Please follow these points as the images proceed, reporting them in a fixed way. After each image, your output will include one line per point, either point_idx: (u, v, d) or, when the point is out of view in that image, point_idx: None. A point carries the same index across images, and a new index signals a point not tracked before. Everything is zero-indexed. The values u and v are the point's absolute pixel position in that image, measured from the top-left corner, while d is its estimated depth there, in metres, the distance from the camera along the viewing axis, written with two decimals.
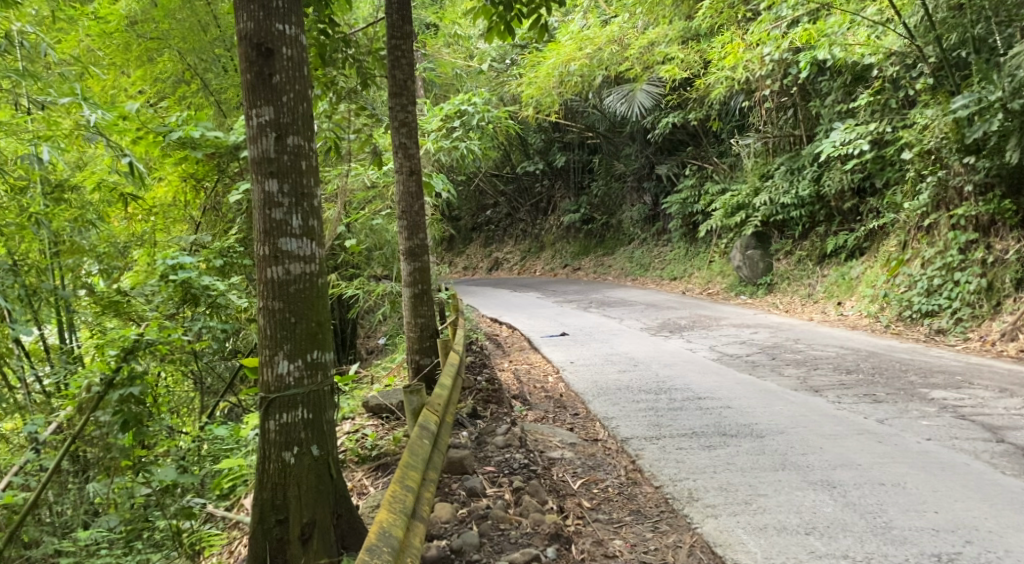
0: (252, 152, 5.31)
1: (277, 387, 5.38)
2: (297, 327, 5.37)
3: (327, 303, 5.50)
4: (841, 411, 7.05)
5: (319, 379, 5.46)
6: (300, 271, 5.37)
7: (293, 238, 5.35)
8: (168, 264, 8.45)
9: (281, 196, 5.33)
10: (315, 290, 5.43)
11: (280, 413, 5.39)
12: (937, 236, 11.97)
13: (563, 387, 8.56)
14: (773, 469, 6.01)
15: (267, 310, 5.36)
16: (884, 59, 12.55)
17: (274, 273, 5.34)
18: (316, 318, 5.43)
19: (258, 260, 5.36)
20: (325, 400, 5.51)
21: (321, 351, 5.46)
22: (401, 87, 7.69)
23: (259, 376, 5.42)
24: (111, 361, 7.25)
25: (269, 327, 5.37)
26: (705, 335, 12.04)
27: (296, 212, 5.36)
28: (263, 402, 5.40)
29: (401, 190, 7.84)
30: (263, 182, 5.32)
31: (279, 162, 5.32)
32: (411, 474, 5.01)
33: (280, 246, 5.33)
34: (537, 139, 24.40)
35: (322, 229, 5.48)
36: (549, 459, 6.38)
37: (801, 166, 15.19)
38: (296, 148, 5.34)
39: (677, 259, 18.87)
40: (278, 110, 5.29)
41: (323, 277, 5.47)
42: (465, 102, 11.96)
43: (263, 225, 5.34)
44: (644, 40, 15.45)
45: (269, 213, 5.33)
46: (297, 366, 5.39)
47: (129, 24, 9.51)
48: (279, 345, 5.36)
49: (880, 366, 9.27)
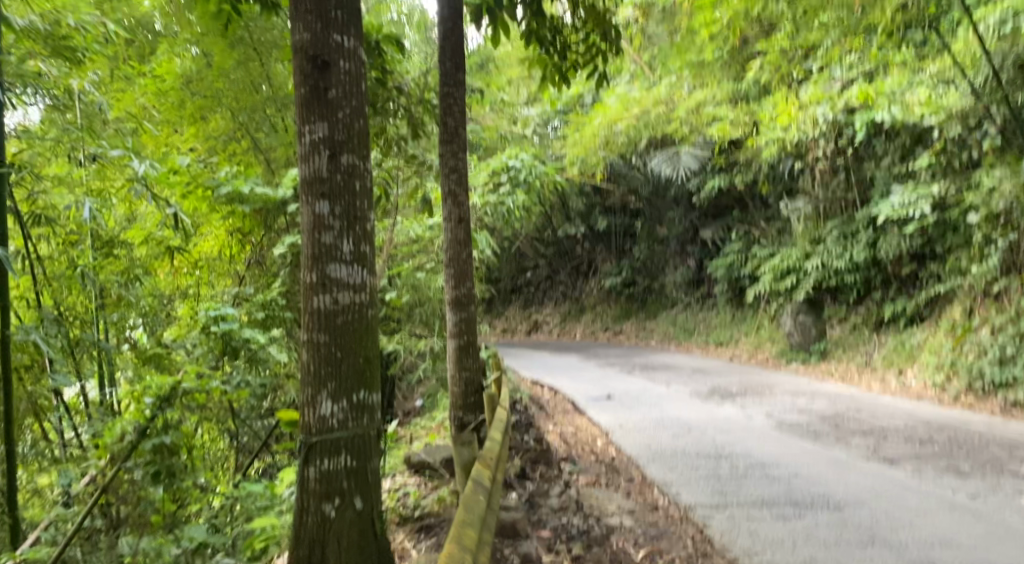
0: (303, 171, 5.01)
1: (320, 429, 4.99)
2: (343, 364, 4.99)
3: (377, 339, 5.14)
4: (925, 484, 6.48)
5: (365, 423, 5.07)
6: (349, 302, 5.02)
7: (343, 266, 5.01)
8: (210, 314, 8.15)
9: (333, 218, 5.00)
10: (365, 323, 5.07)
11: (322, 459, 5.00)
12: (1008, 303, 11.36)
13: (615, 450, 8.05)
14: (861, 544, 5.45)
15: (312, 343, 5.00)
16: (946, 120, 11.89)
17: (321, 303, 4.98)
18: (365, 354, 5.06)
19: (305, 288, 5.01)
20: (370, 445, 5.11)
21: (368, 391, 5.07)
22: (452, 134, 7.40)
23: (300, 418, 5.04)
24: (148, 408, 7.00)
25: (313, 362, 5.00)
26: (759, 402, 11.46)
27: (347, 236, 5.03)
28: (304, 445, 5.01)
29: (450, 239, 7.51)
30: (313, 203, 5.00)
31: (331, 182, 5.00)
32: (469, 533, 4.52)
33: (328, 274, 4.99)
34: (578, 202, 24.17)
35: (374, 257, 5.14)
36: (607, 527, 5.88)
37: (855, 231, 14.59)
38: (350, 167, 5.03)
39: (723, 324, 18.30)
40: (333, 126, 4.99)
41: (373, 308, 5.12)
42: (513, 158, 11.73)
43: (311, 250, 5.01)
44: (694, 101, 15.03)
45: (318, 237, 4.99)
46: (342, 407, 5.00)
47: (184, 82, 9.18)
48: (323, 383, 4.98)
49: (955, 438, 8.66)
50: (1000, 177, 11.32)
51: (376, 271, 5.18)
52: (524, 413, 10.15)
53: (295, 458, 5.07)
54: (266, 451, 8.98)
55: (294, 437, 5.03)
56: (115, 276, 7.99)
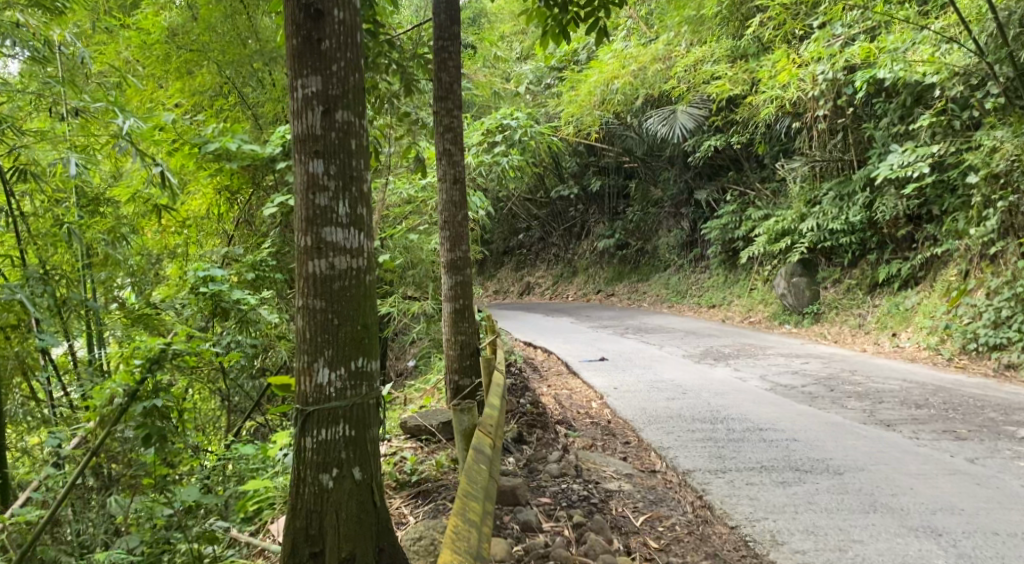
0: (297, 128, 4.89)
1: (317, 398, 4.93)
2: (340, 331, 4.91)
3: (376, 304, 5.04)
4: (923, 448, 6.44)
5: (364, 391, 5.00)
6: (346, 266, 4.92)
7: (339, 228, 4.91)
8: (199, 276, 7.94)
9: (328, 178, 4.89)
10: (363, 288, 4.97)
11: (318, 429, 4.94)
12: (1004, 265, 11.28)
13: (610, 413, 7.98)
14: (863, 511, 5.41)
15: (308, 309, 4.92)
16: (948, 79, 11.76)
17: (317, 267, 4.89)
18: (363, 320, 4.97)
19: (300, 252, 4.92)
20: (370, 414, 5.03)
21: (367, 358, 4.99)
22: (447, 91, 7.24)
23: (296, 386, 4.97)
24: (137, 370, 6.76)
25: (309, 329, 4.92)
26: (754, 364, 11.41)
27: (343, 197, 4.92)
28: (300, 414, 4.95)
29: (445, 199, 7.37)
30: (307, 163, 4.89)
31: (326, 139, 4.88)
32: (474, 509, 4.49)
33: (323, 237, 4.89)
34: (572, 162, 23.96)
35: (371, 218, 5.03)
36: (606, 492, 5.82)
37: (851, 192, 14.44)
38: (346, 125, 4.90)
39: (716, 286, 18.22)
40: (326, 80, 4.86)
41: (371, 273, 5.01)
42: (508, 117, 11.54)
43: (306, 212, 4.91)
44: (692, 59, 14.86)
45: (313, 198, 4.89)
46: (339, 375, 4.93)
47: (170, 35, 9.05)
48: (320, 351, 4.91)
49: (951, 402, 8.61)
50: (1001, 137, 11.06)
51: (374, 234, 5.07)
52: (518, 376, 10.08)
53: (292, 427, 5.02)
54: (257, 412, 8.90)
55: (290, 406, 4.97)
56: (101, 235, 7.86)
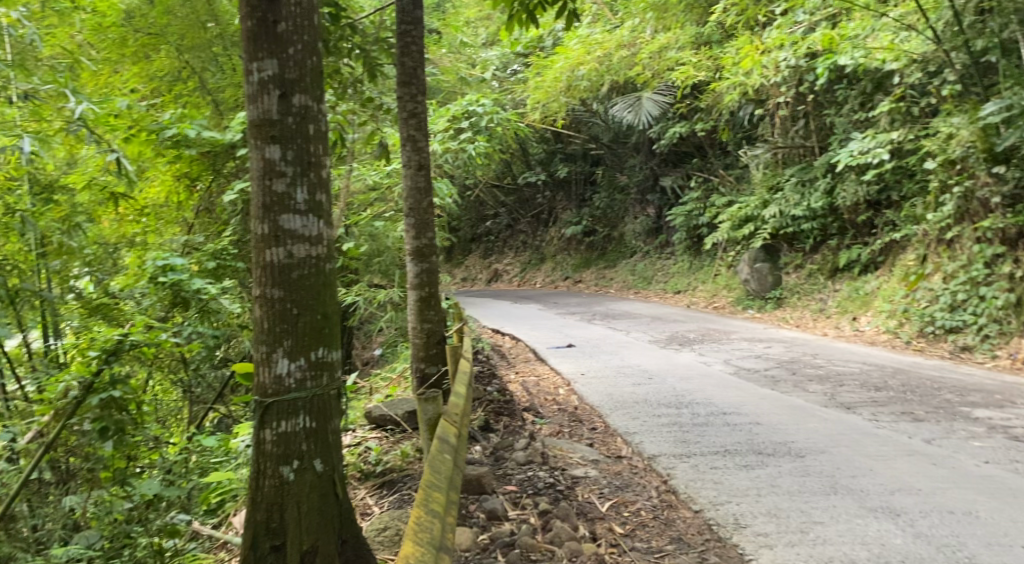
0: (253, 113, 4.80)
1: (275, 390, 4.84)
2: (299, 321, 4.84)
3: (335, 294, 4.97)
4: (882, 430, 6.53)
5: (324, 382, 4.93)
6: (305, 255, 4.84)
7: (297, 215, 4.83)
8: (157, 265, 7.88)
9: (285, 164, 4.81)
10: (322, 276, 4.90)
11: (277, 420, 4.85)
12: (960, 250, 11.45)
13: (577, 400, 8.01)
14: (824, 493, 5.48)
15: (265, 299, 4.83)
16: (907, 66, 11.88)
17: (274, 256, 4.81)
18: (322, 310, 4.90)
19: (256, 240, 4.84)
20: (330, 405, 4.96)
21: (326, 349, 4.93)
22: (410, 76, 7.20)
23: (254, 378, 4.89)
24: (92, 362, 6.70)
25: (267, 319, 4.83)
26: (718, 349, 11.51)
27: (301, 184, 4.84)
28: (259, 406, 4.86)
29: (409, 185, 7.33)
30: (263, 148, 4.80)
31: (282, 124, 4.80)
32: (437, 500, 4.44)
33: (281, 224, 4.81)
34: (539, 149, 23.97)
35: (330, 205, 4.96)
36: (572, 478, 5.85)
37: (813, 178, 14.57)
38: (303, 109, 4.82)
39: (681, 272, 18.34)
40: (283, 63, 4.78)
41: (330, 261, 4.95)
42: (473, 103, 11.50)
43: (262, 199, 4.82)
44: (656, 45, 14.90)
45: (269, 185, 4.81)
46: (299, 366, 4.85)
47: (127, 18, 8.94)
48: (278, 341, 4.83)
49: (910, 384, 8.74)
50: (958, 125, 11.12)
51: (333, 222, 5.00)
52: (485, 363, 10.08)
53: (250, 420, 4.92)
54: (222, 402, 8.82)
55: (248, 398, 4.88)
56: (55, 223, 7.86)
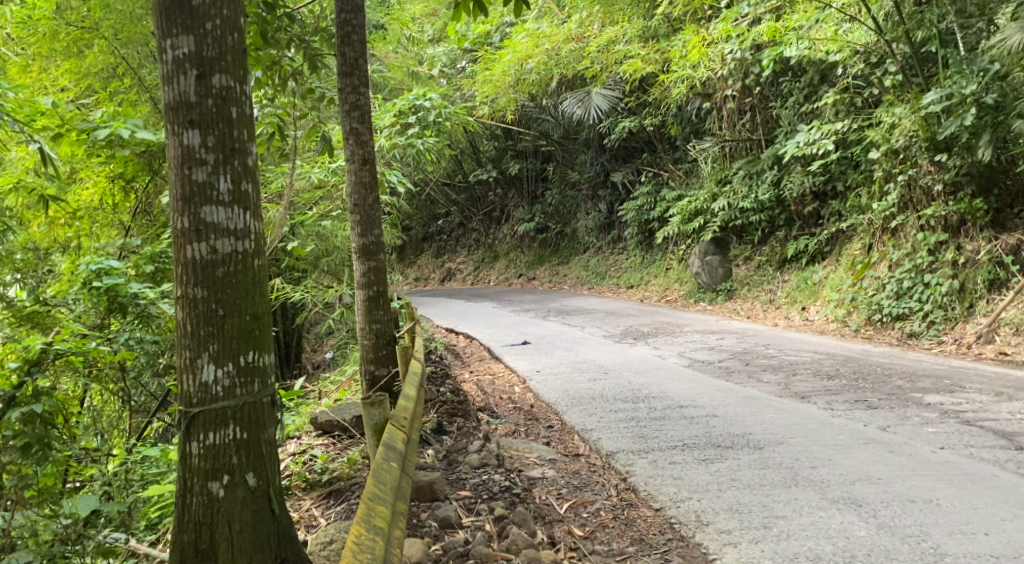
0: (169, 96, 4.55)
1: (202, 398, 4.61)
2: (226, 323, 4.60)
3: (265, 292, 4.74)
4: (838, 419, 6.48)
5: (255, 388, 4.70)
6: (230, 250, 4.61)
7: (220, 207, 4.59)
8: (91, 269, 7.49)
9: (206, 151, 4.57)
10: (251, 274, 4.67)
11: (205, 433, 4.62)
12: (904, 238, 11.51)
13: (531, 398, 7.86)
14: (784, 485, 5.39)
15: (188, 299, 4.58)
16: (850, 57, 11.90)
17: (196, 252, 4.56)
18: (252, 311, 4.67)
19: (177, 234, 4.59)
20: (262, 414, 4.73)
21: (257, 352, 4.69)
22: (352, 67, 6.98)
23: (179, 386, 4.64)
24: (15, 375, 6.58)
25: (191, 321, 4.59)
26: (671, 342, 11.44)
27: (223, 172, 4.60)
28: (185, 417, 4.63)
29: (354, 181, 7.11)
30: (181, 134, 4.55)
31: (201, 108, 4.56)
32: (379, 515, 4.22)
33: (202, 217, 4.57)
34: (490, 146, 23.82)
35: (257, 196, 4.73)
36: (529, 480, 5.69)
37: (761, 170, 14.60)
38: (223, 91, 4.58)
39: (633, 267, 18.30)
40: (200, 41, 4.53)
41: (258, 257, 4.71)
42: (420, 97, 11.30)
43: (182, 189, 4.58)
44: (604, 38, 14.80)
45: (189, 174, 4.56)
46: (226, 372, 4.62)
47: (58, 11, 8.55)
48: (204, 345, 4.59)
49: (862, 372, 8.73)
50: (900, 114, 11.12)
51: (261, 214, 4.77)
52: (437, 363, 9.89)
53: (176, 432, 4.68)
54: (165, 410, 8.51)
55: (173, 409, 4.64)
56: None
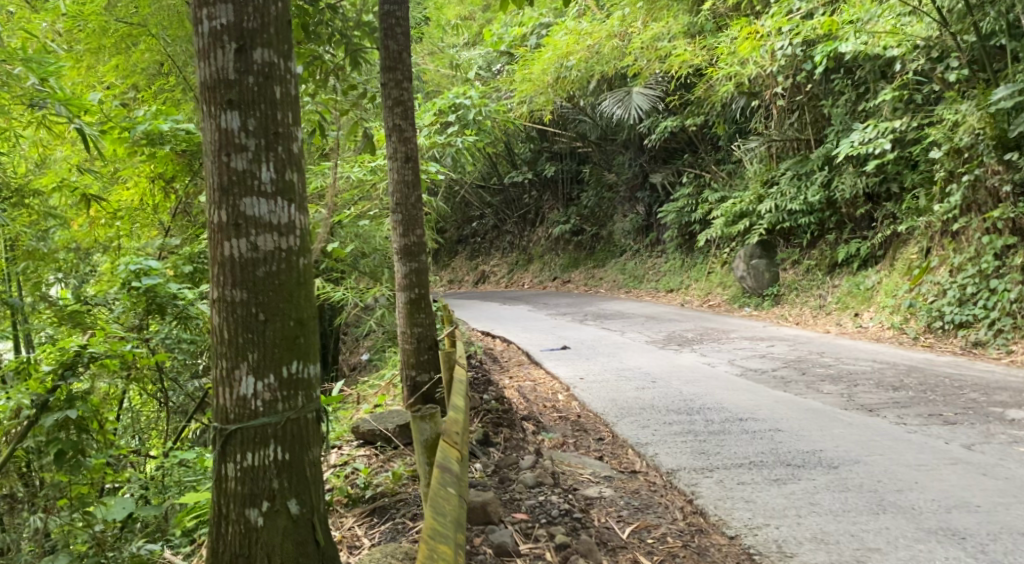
0: (206, 73, 4.24)
1: (240, 415, 4.29)
2: (267, 331, 4.28)
3: (312, 295, 4.41)
4: (915, 435, 6.04)
5: (300, 403, 4.37)
6: (272, 247, 4.28)
7: (262, 198, 4.28)
8: (130, 269, 7.22)
9: (246, 136, 4.25)
10: (296, 274, 4.34)
11: (242, 454, 4.31)
12: (966, 242, 10.96)
13: (578, 407, 7.48)
14: (871, 512, 4.97)
15: (225, 303, 4.27)
16: (909, 52, 11.36)
17: (235, 249, 4.25)
18: (297, 316, 4.34)
19: (214, 230, 4.28)
20: (306, 432, 4.40)
21: (302, 363, 4.37)
22: (396, 60, 6.65)
23: (215, 400, 4.33)
24: (47, 379, 6.20)
25: (229, 327, 4.28)
26: (719, 349, 10.98)
27: (266, 159, 4.28)
28: (220, 435, 4.32)
29: (396, 178, 6.78)
30: (219, 116, 4.24)
31: (241, 86, 4.24)
32: (443, 554, 3.87)
33: (242, 210, 4.26)
34: (525, 148, 23.48)
35: (302, 186, 4.40)
36: (585, 500, 5.32)
37: (810, 171, 14.06)
38: (265, 68, 4.26)
39: (673, 271, 17.83)
40: (240, 11, 4.23)
41: (302, 255, 4.39)
42: (460, 95, 10.97)
43: (220, 179, 4.28)
44: (649, 34, 14.38)
45: (228, 161, 4.26)
46: (268, 385, 4.29)
47: (107, 6, 8.31)
48: (242, 355, 4.28)
49: (928, 383, 8.24)
50: (965, 111, 10.60)
51: (306, 206, 4.44)
52: (477, 369, 9.54)
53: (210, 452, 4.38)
54: (199, 414, 8.25)
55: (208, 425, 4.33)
56: (27, 228, 7.99)
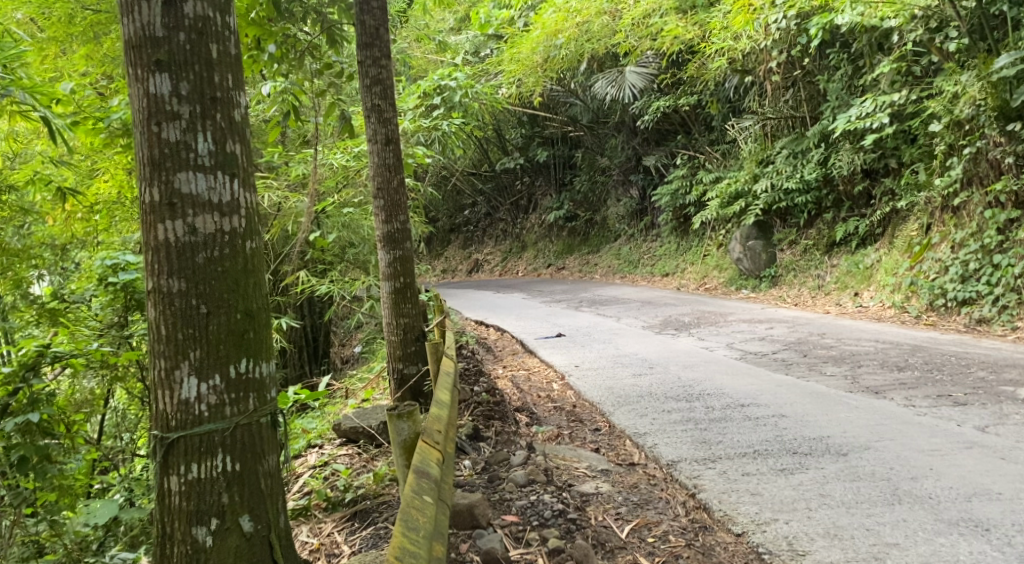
0: (130, 30, 3.94)
1: (182, 421, 4.00)
2: (210, 327, 3.99)
3: (260, 284, 4.13)
4: (925, 418, 5.78)
5: (249, 405, 4.09)
6: (212, 229, 4.00)
7: (199, 173, 3.99)
8: (107, 265, 6.90)
9: (178, 102, 3.95)
10: (241, 260, 4.06)
11: (186, 465, 4.01)
12: (967, 217, 10.68)
13: (573, 396, 7.20)
14: (886, 504, 4.71)
15: (162, 294, 3.97)
16: (907, 23, 11.08)
17: (171, 233, 3.96)
18: (244, 308, 4.06)
19: (147, 212, 3.98)
20: (260, 439, 4.13)
21: (252, 361, 4.09)
22: (373, 37, 6.34)
23: (155, 405, 4.03)
24: (8, 380, 5.65)
25: (166, 322, 3.98)
26: (717, 332, 10.71)
27: (201, 128, 3.99)
28: (162, 444, 4.02)
29: (377, 162, 6.49)
30: (147, 80, 3.94)
31: (171, 45, 3.94)
32: None
33: (177, 188, 3.96)
34: (516, 134, 23.17)
35: (243, 159, 4.11)
36: (581, 496, 5.06)
37: (805, 149, 13.77)
38: (197, 25, 3.98)
39: (668, 255, 17.57)
40: None
41: (248, 238, 4.11)
42: (445, 77, 10.62)
43: (151, 151, 3.97)
44: (639, 11, 14.11)
45: (159, 132, 3.96)
46: (213, 387, 4.01)
47: None
48: (183, 353, 3.98)
49: (935, 362, 7.99)
50: (965, 82, 10.40)
51: (251, 182, 4.16)
52: (470, 359, 9.28)
53: (152, 464, 4.08)
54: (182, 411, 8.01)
55: (148, 434, 4.04)
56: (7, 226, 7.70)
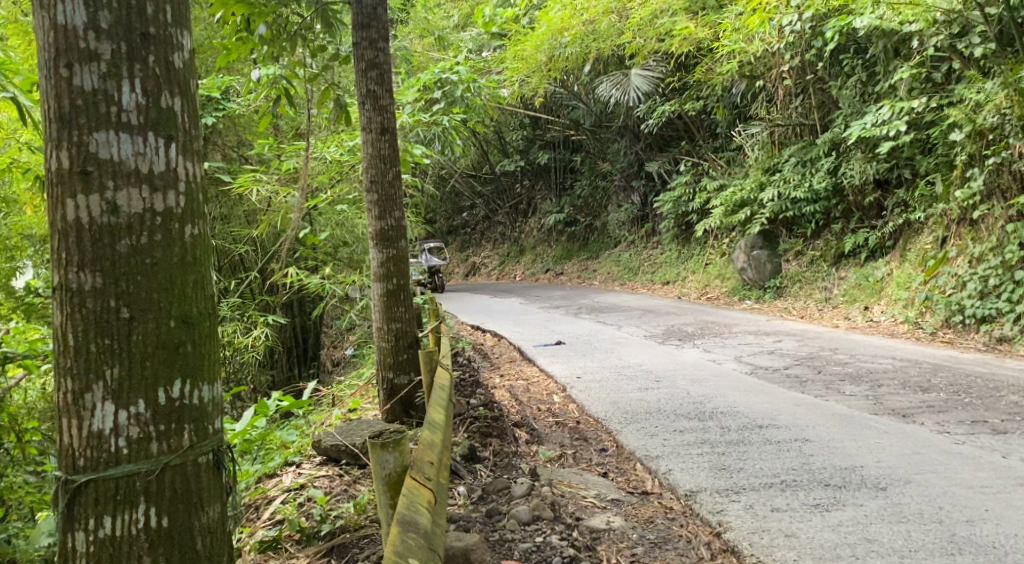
0: None
1: (95, 463, 3.37)
2: (133, 337, 3.36)
3: (200, 283, 3.50)
4: (966, 448, 5.30)
5: (182, 444, 3.46)
6: (139, 208, 3.37)
7: (120, 133, 3.35)
8: None
9: (97, 37, 3.33)
10: (177, 249, 3.44)
11: (96, 519, 3.38)
12: (986, 230, 10.16)
13: (576, 411, 6.69)
14: (942, 554, 4.19)
15: (72, 293, 3.34)
16: (927, 28, 10.60)
17: (84, 210, 3.33)
18: (180, 314, 3.43)
19: (54, 184, 3.35)
20: (196, 485, 3.49)
21: (189, 383, 3.46)
22: (370, 16, 5.84)
23: (63, 439, 3.39)
24: None
25: (76, 327, 3.34)
26: (723, 344, 10.19)
27: (126, 74, 3.36)
28: (68, 491, 3.38)
29: (370, 152, 5.97)
30: (57, 10, 3.33)
31: None
32: None
33: (91, 154, 3.33)
34: (517, 136, 22.68)
35: (181, 119, 3.47)
36: (591, 533, 4.57)
37: (814, 157, 13.27)
38: None
39: (669, 262, 17.07)
40: None
41: (188, 222, 3.48)
42: (446, 70, 10.05)
43: (60, 104, 3.34)
44: (648, 10, 13.62)
45: (72, 78, 3.33)
46: (136, 416, 3.37)
47: None
48: (98, 369, 3.35)
49: (961, 384, 7.47)
50: (990, 89, 9.93)
51: (194, 149, 3.53)
52: (465, 367, 8.77)
53: (56, 515, 3.44)
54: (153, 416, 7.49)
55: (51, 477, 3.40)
56: None
